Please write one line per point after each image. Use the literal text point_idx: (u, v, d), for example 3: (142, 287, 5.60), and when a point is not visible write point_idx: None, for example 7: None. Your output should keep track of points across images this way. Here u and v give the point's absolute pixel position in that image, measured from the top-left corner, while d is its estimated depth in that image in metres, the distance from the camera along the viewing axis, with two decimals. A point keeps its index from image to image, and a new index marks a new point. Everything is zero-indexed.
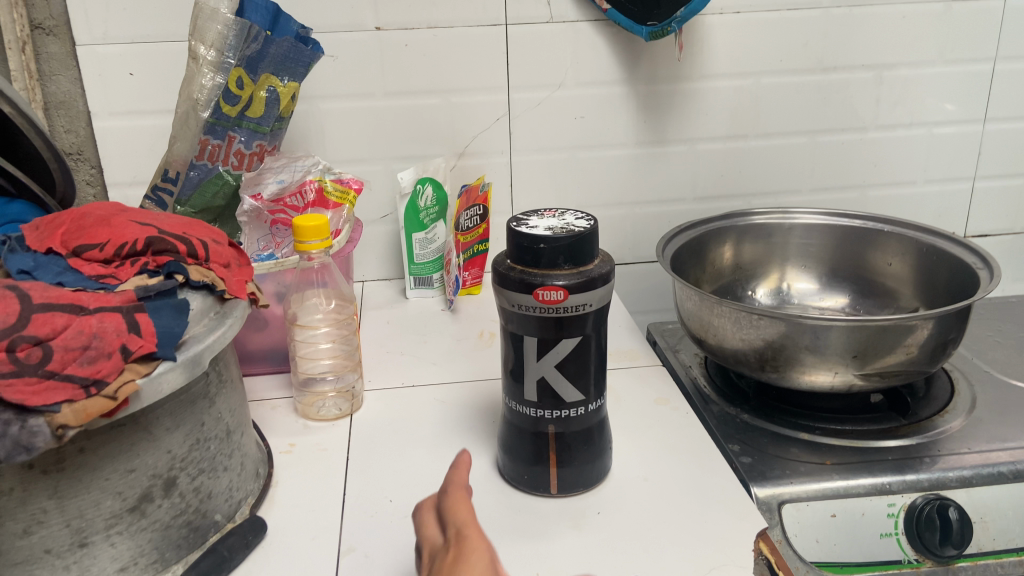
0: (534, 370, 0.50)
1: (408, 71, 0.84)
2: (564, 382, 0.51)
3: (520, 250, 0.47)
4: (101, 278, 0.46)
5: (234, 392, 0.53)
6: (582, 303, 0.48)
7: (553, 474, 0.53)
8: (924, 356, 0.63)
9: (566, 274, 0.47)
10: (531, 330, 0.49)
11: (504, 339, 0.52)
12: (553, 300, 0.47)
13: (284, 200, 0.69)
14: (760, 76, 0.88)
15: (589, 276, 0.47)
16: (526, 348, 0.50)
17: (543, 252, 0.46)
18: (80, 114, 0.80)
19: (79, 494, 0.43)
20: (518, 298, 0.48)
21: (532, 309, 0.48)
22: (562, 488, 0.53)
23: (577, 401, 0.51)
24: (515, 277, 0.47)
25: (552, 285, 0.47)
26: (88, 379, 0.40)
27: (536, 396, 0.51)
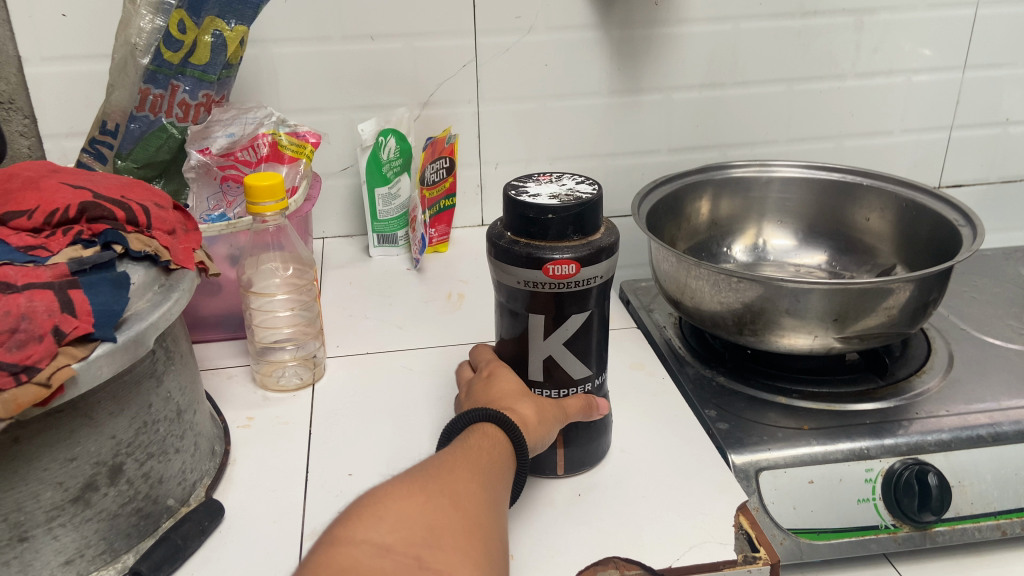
0: (539, 349, 0.47)
1: (368, 14, 0.78)
2: (572, 359, 0.48)
3: (525, 223, 0.44)
4: (30, 250, 0.41)
5: (184, 368, 0.49)
6: (592, 276, 0.45)
7: (560, 456, 0.50)
8: (905, 317, 0.61)
9: (576, 246, 0.44)
10: (538, 308, 0.46)
11: (502, 317, 0.48)
12: (564, 275, 0.44)
13: (234, 154, 0.65)
14: (739, 21, 0.84)
15: (599, 246, 0.44)
16: (532, 327, 0.47)
17: (550, 224, 0.43)
18: (9, 59, 0.74)
19: (16, 487, 0.39)
20: (526, 274, 0.44)
21: (541, 285, 0.45)
22: (569, 469, 0.51)
23: (584, 378, 0.49)
24: (521, 252, 0.44)
25: (561, 259, 0.43)
26: (17, 366, 0.36)
27: (542, 376, 0.48)
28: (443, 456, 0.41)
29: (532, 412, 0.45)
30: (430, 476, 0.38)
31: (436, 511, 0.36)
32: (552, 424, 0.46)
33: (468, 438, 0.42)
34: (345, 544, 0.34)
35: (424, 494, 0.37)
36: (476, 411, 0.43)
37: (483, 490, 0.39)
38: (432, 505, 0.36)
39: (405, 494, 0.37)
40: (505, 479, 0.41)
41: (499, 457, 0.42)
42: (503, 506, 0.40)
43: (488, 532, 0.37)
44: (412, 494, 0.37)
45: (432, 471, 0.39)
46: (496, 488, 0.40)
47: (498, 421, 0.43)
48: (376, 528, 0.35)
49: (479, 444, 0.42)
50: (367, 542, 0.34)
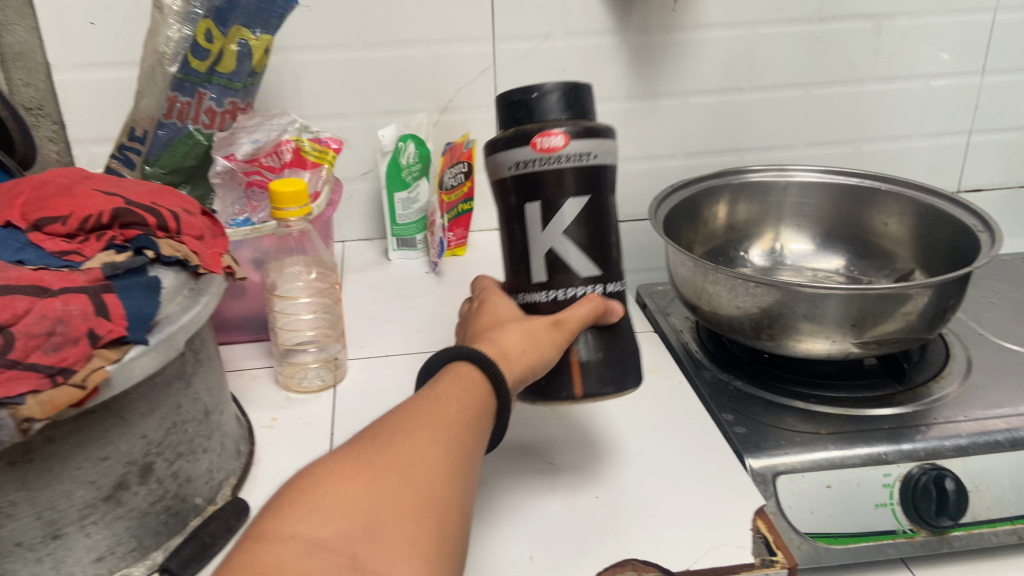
0: (541, 242, 0.47)
1: (388, 21, 0.79)
2: (574, 252, 0.47)
3: (513, 114, 0.47)
4: (65, 255, 0.42)
5: (211, 370, 0.51)
6: (583, 153, 0.46)
7: (575, 367, 0.47)
8: (923, 323, 0.61)
9: (562, 122, 0.46)
10: (532, 195, 0.46)
11: (503, 229, 0.49)
12: (552, 146, 0.45)
13: (259, 160, 0.66)
14: (756, 27, 0.85)
15: (587, 125, 0.46)
16: (529, 219, 0.47)
17: (535, 103, 0.46)
18: (39, 66, 0.75)
19: (50, 485, 0.40)
20: (517, 155, 0.46)
21: (532, 163, 0.46)
22: (586, 386, 0.48)
23: (591, 279, 0.48)
24: (510, 135, 0.46)
25: (549, 130, 0.45)
26: (53, 368, 0.37)
27: (544, 274, 0.48)
28: (401, 419, 0.39)
29: (522, 336, 0.44)
30: (381, 448, 0.37)
31: (379, 492, 0.34)
32: (549, 350, 0.45)
33: (434, 394, 0.41)
34: (271, 541, 0.32)
35: (370, 472, 0.35)
36: (454, 352, 0.43)
37: (438, 455, 0.37)
38: (377, 484, 0.35)
39: (348, 472, 0.35)
40: (471, 445, 0.39)
41: (466, 418, 0.40)
42: (467, 473, 0.38)
43: (440, 510, 0.35)
44: (355, 473, 0.35)
45: (383, 441, 0.37)
46: (459, 455, 0.38)
47: (473, 359, 0.42)
48: (306, 520, 0.33)
49: (444, 395, 0.40)
50: (296, 537, 0.32)
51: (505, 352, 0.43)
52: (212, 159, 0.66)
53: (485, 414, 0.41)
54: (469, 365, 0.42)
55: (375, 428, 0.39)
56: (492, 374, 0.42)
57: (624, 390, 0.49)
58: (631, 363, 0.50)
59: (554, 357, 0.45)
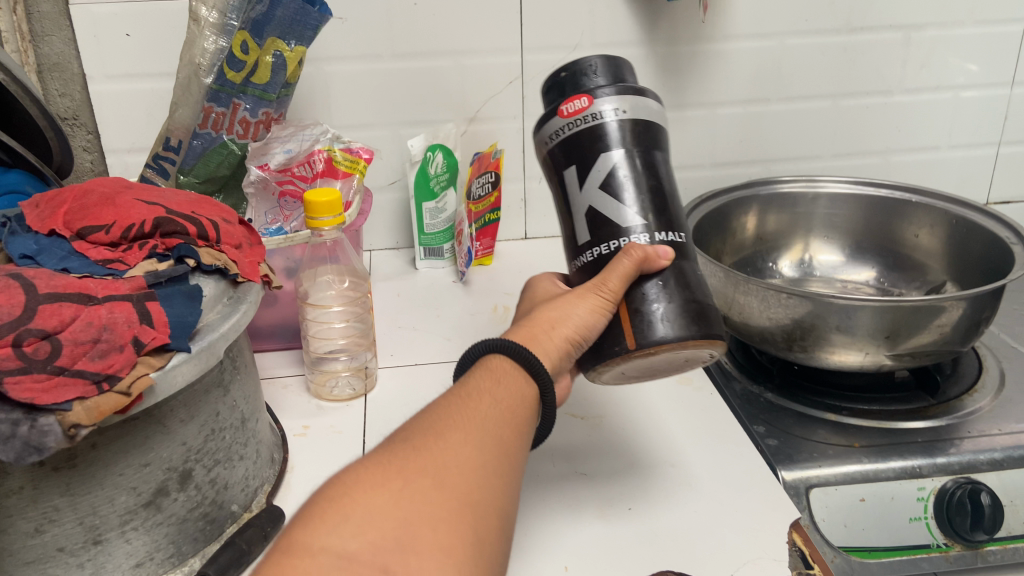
0: (580, 203, 0.47)
1: (418, 32, 0.80)
2: (615, 205, 0.46)
3: (550, 91, 0.49)
4: (109, 263, 0.43)
5: (248, 377, 0.51)
6: (613, 109, 0.46)
7: (626, 325, 0.45)
8: (957, 335, 0.61)
9: (593, 85, 0.46)
10: (569, 160, 0.47)
11: (557, 204, 0.50)
12: (580, 109, 0.46)
13: (291, 170, 0.66)
14: (784, 38, 0.85)
15: (618, 85, 0.47)
16: (568, 183, 0.48)
17: (566, 75, 0.47)
18: (75, 77, 0.77)
19: (92, 491, 0.41)
20: (552, 126, 0.48)
21: (564, 130, 0.47)
22: (638, 341, 0.44)
23: (639, 229, 0.46)
24: (545, 109, 0.48)
25: (573, 96, 0.46)
26: (100, 375, 0.38)
27: (587, 232, 0.47)
28: (435, 420, 0.40)
29: (553, 313, 0.46)
30: (415, 451, 0.38)
31: (414, 495, 0.36)
32: (590, 319, 0.46)
33: (468, 392, 0.42)
34: (303, 554, 0.33)
35: (404, 476, 0.37)
36: (489, 344, 0.45)
37: (471, 458, 0.38)
38: (412, 487, 0.36)
39: (383, 476, 0.36)
40: (506, 440, 0.41)
41: (498, 415, 0.41)
42: (504, 467, 0.39)
43: (475, 509, 0.37)
44: (389, 476, 0.36)
45: (418, 442, 0.39)
46: (492, 457, 0.39)
47: (502, 350, 0.44)
48: (340, 532, 0.34)
49: (477, 390, 0.42)
50: (328, 550, 0.33)
51: (534, 333, 0.46)
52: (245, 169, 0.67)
53: (519, 405, 0.43)
54: (501, 358, 0.44)
55: (408, 433, 0.40)
56: (520, 358, 0.44)
57: (697, 341, 0.44)
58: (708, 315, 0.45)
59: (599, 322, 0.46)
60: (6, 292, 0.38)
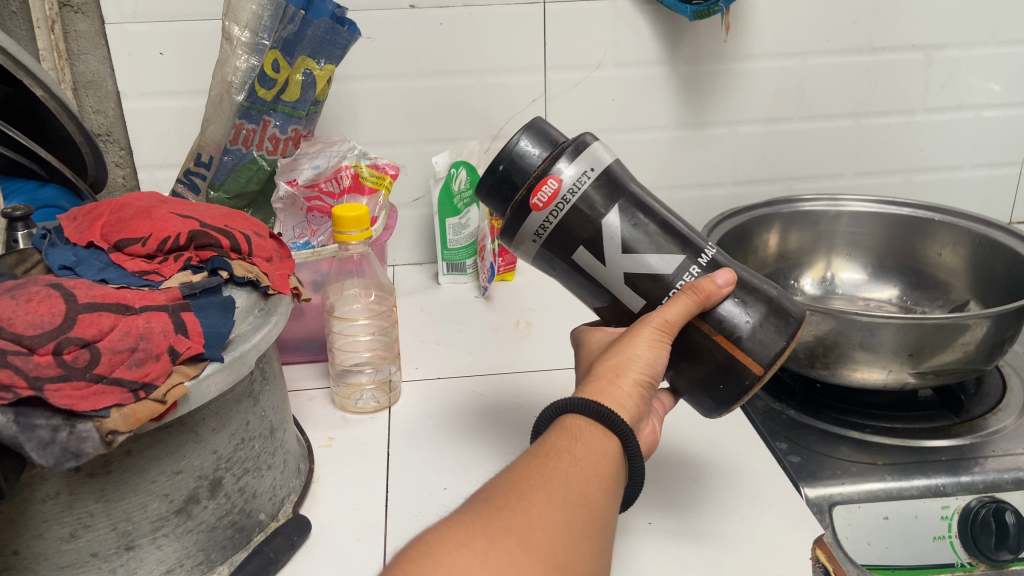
0: (610, 274, 0.47)
1: (444, 51, 0.81)
2: (646, 259, 0.47)
3: (497, 192, 0.47)
4: (144, 275, 0.44)
5: (276, 388, 0.52)
6: (579, 175, 0.45)
7: (741, 355, 0.46)
8: (982, 353, 0.61)
9: (542, 168, 0.46)
10: (573, 243, 0.46)
11: (571, 284, 0.49)
12: (552, 194, 0.45)
13: (319, 186, 0.67)
14: (806, 57, 0.85)
15: (564, 151, 0.46)
16: (586, 265, 0.47)
17: (507, 169, 0.46)
18: (108, 94, 0.79)
19: (126, 497, 0.42)
20: (532, 226, 0.46)
21: (548, 222, 0.46)
22: (762, 362, 0.46)
23: (680, 266, 0.47)
24: (511, 214, 0.46)
25: (536, 187, 0.45)
26: (136, 383, 0.38)
27: (637, 297, 0.47)
28: (516, 478, 0.41)
29: (614, 360, 0.46)
30: (499, 509, 0.39)
31: (499, 556, 0.37)
32: (655, 357, 0.45)
33: (545, 451, 0.42)
34: None
35: (490, 535, 0.37)
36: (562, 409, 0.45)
37: (557, 514, 0.39)
38: (498, 547, 0.37)
39: (468, 538, 0.37)
40: (589, 497, 0.41)
41: (579, 473, 0.41)
42: (589, 525, 0.40)
43: (562, 568, 0.38)
44: (475, 537, 0.37)
45: (501, 501, 0.39)
46: (577, 508, 0.40)
47: (573, 410, 0.44)
48: None
49: (555, 448, 0.43)
50: None
51: (601, 386, 0.45)
52: (274, 184, 0.68)
53: (600, 461, 0.42)
54: (575, 417, 0.44)
55: (493, 487, 0.41)
56: (594, 413, 0.44)
57: (797, 333, 0.47)
58: (786, 303, 0.48)
59: (664, 355, 0.46)
60: (46, 301, 0.39)
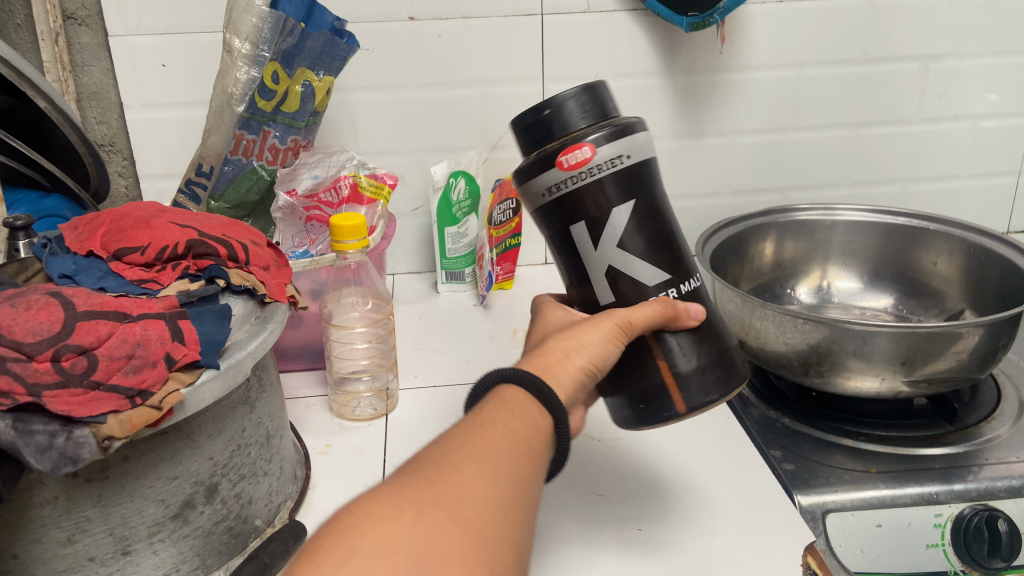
0: (597, 261, 0.46)
1: (443, 63, 0.82)
2: (635, 263, 0.46)
3: (533, 135, 0.46)
4: (143, 283, 0.45)
5: (273, 395, 0.53)
6: (615, 156, 0.44)
7: (672, 388, 0.47)
8: (975, 362, 0.61)
9: (584, 130, 0.44)
10: (575, 214, 0.45)
11: (555, 249, 0.48)
12: (581, 160, 0.44)
13: (318, 195, 0.68)
14: (802, 67, 0.86)
15: (611, 125, 0.44)
16: (578, 239, 0.46)
17: (551, 118, 0.45)
18: (112, 105, 0.80)
19: (123, 502, 0.42)
20: (549, 179, 0.45)
21: (565, 183, 0.44)
22: (688, 405, 0.47)
23: (663, 284, 0.47)
24: (535, 160, 0.45)
25: (572, 146, 0.44)
26: (133, 390, 0.39)
27: (610, 293, 0.47)
28: (447, 449, 0.37)
29: (566, 342, 0.44)
30: (427, 481, 0.35)
31: (425, 532, 0.32)
32: (606, 350, 0.44)
33: (481, 422, 0.39)
34: None
35: (416, 508, 0.33)
36: (501, 377, 0.41)
37: (488, 488, 0.35)
38: (424, 521, 0.33)
39: (392, 509, 0.33)
40: (522, 474, 0.37)
41: (513, 446, 0.38)
42: (520, 502, 0.36)
43: (491, 547, 0.33)
44: (399, 510, 0.33)
45: (430, 472, 0.35)
46: (510, 484, 0.36)
47: (515, 380, 0.41)
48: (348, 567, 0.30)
49: (491, 418, 0.39)
50: None
51: (548, 363, 0.43)
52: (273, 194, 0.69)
53: (535, 437, 0.39)
54: (514, 388, 0.41)
55: (419, 459, 0.37)
56: (534, 388, 0.40)
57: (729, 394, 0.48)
58: (732, 363, 0.49)
59: (613, 353, 0.45)
60: (46, 309, 0.39)
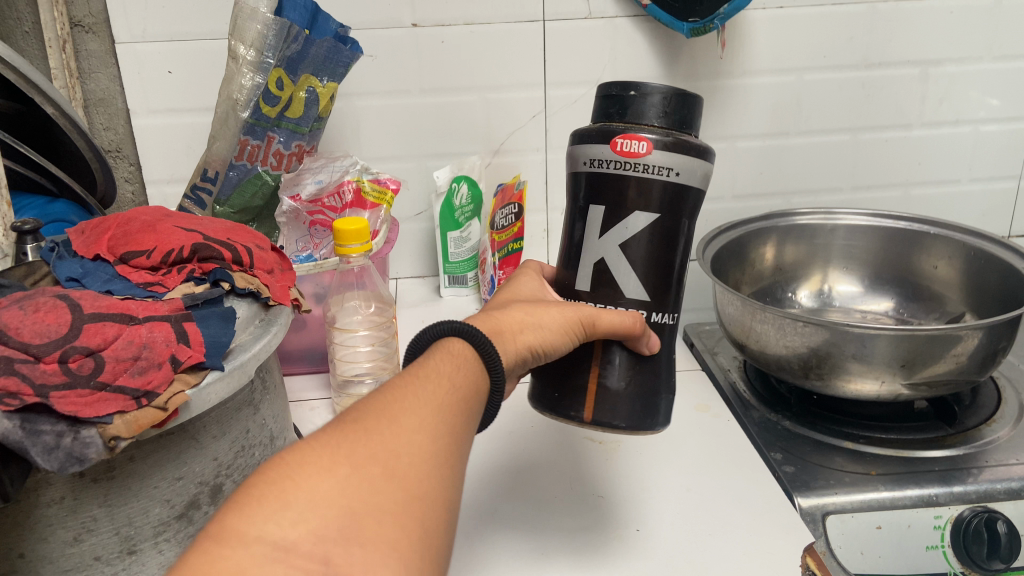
0: (595, 249, 0.47)
1: (446, 69, 0.83)
2: (625, 268, 0.47)
3: (608, 107, 0.46)
4: (149, 286, 0.46)
5: (276, 398, 0.53)
6: (665, 167, 0.44)
7: (590, 395, 0.47)
8: (974, 365, 0.61)
9: (649, 127, 0.45)
10: (600, 197, 0.46)
11: (569, 221, 0.49)
12: (632, 153, 0.44)
13: (322, 200, 0.69)
14: (803, 73, 0.87)
15: (676, 136, 0.45)
16: (590, 221, 0.47)
17: (630, 102, 0.45)
18: (118, 112, 0.81)
19: (129, 502, 0.43)
20: (596, 151, 0.46)
21: (608, 164, 0.45)
22: (596, 416, 0.47)
23: (639, 302, 0.47)
24: (596, 130, 0.46)
25: (633, 135, 0.44)
26: (139, 391, 0.40)
27: (588, 284, 0.48)
28: (387, 399, 0.36)
29: (526, 316, 0.44)
30: (365, 432, 0.34)
31: (361, 485, 0.32)
32: (561, 338, 0.44)
33: (423, 374, 0.38)
34: (233, 545, 0.29)
35: (352, 461, 0.32)
36: (455, 327, 0.41)
37: (424, 440, 0.35)
38: (360, 474, 0.32)
39: (328, 461, 0.32)
40: (459, 431, 0.37)
41: (452, 402, 0.37)
42: (455, 456, 0.36)
43: (425, 499, 0.33)
44: (336, 462, 0.32)
45: (368, 422, 0.34)
46: (447, 439, 0.36)
47: (464, 336, 0.41)
48: (277, 519, 0.30)
49: (436, 372, 0.38)
50: (264, 539, 0.29)
51: (502, 327, 0.43)
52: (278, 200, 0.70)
53: (473, 396, 0.39)
54: (462, 343, 0.41)
55: (357, 408, 0.36)
56: (482, 349, 0.41)
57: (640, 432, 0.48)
58: (658, 410, 0.49)
59: (566, 344, 0.45)
60: (53, 311, 0.40)
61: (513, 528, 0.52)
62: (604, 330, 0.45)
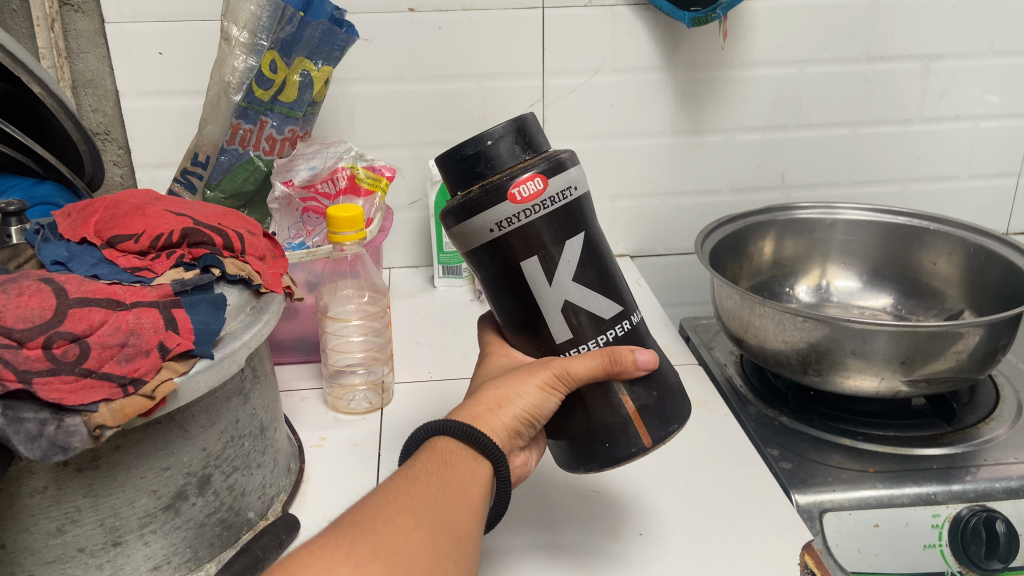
0: (554, 297, 0.43)
1: (442, 56, 0.82)
2: (590, 296, 0.44)
3: (471, 169, 0.42)
4: (137, 271, 0.44)
5: (267, 387, 0.52)
6: (563, 189, 0.42)
7: (640, 422, 0.45)
8: (975, 362, 0.61)
9: (528, 165, 0.42)
10: (527, 251, 0.42)
11: (495, 290, 0.45)
12: (534, 192, 0.41)
13: (315, 186, 0.67)
14: (804, 65, 0.86)
15: (552, 159, 0.42)
16: (529, 277, 0.43)
17: (490, 152, 0.41)
18: (107, 93, 0.79)
19: (114, 493, 0.42)
20: (496, 213, 0.41)
21: (516, 218, 0.41)
22: (657, 436, 0.45)
23: (615, 317, 0.45)
24: (477, 194, 0.41)
25: (524, 177, 0.41)
26: (125, 378, 0.38)
27: (568, 331, 0.44)
28: (380, 501, 0.38)
29: (499, 391, 0.44)
30: (361, 533, 0.36)
31: None
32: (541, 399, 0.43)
33: (412, 475, 0.40)
34: None
35: (353, 560, 0.35)
36: (433, 425, 0.43)
37: (426, 541, 0.37)
38: (362, 573, 0.34)
39: (328, 562, 0.34)
40: (458, 520, 0.39)
41: (444, 498, 0.39)
42: (457, 547, 0.38)
43: None
44: (336, 563, 0.34)
45: (366, 526, 0.37)
46: (446, 533, 0.38)
47: (446, 432, 0.42)
48: None
49: (423, 473, 0.40)
50: None
51: (476, 412, 0.44)
52: (269, 198, 0.67)
53: (469, 483, 0.41)
54: (445, 440, 0.42)
55: (355, 511, 0.38)
56: (465, 437, 0.42)
57: (684, 423, 0.47)
58: (679, 394, 0.47)
59: (551, 402, 0.44)
60: (37, 295, 0.38)
61: (507, 525, 0.52)
62: (584, 376, 0.43)
